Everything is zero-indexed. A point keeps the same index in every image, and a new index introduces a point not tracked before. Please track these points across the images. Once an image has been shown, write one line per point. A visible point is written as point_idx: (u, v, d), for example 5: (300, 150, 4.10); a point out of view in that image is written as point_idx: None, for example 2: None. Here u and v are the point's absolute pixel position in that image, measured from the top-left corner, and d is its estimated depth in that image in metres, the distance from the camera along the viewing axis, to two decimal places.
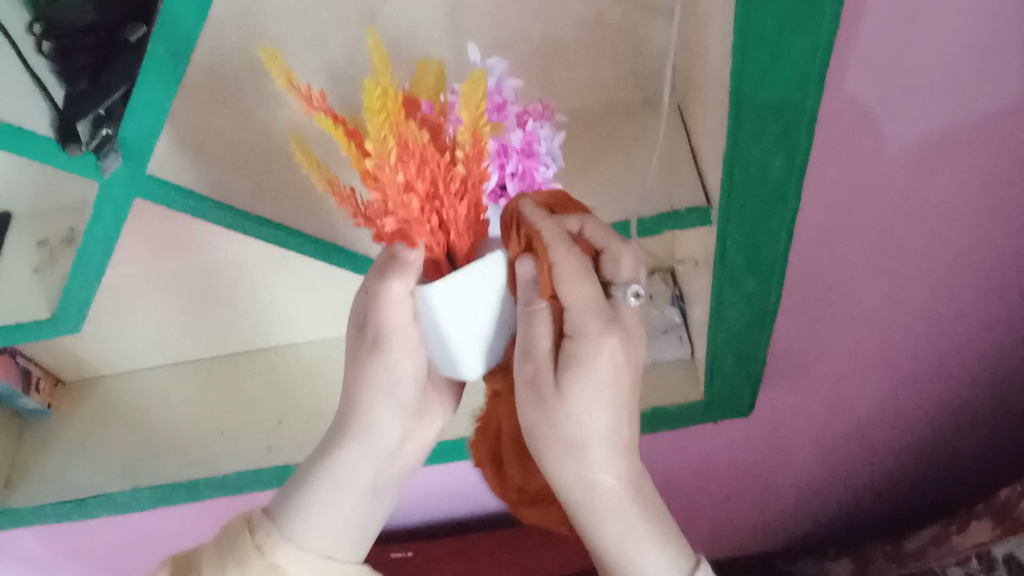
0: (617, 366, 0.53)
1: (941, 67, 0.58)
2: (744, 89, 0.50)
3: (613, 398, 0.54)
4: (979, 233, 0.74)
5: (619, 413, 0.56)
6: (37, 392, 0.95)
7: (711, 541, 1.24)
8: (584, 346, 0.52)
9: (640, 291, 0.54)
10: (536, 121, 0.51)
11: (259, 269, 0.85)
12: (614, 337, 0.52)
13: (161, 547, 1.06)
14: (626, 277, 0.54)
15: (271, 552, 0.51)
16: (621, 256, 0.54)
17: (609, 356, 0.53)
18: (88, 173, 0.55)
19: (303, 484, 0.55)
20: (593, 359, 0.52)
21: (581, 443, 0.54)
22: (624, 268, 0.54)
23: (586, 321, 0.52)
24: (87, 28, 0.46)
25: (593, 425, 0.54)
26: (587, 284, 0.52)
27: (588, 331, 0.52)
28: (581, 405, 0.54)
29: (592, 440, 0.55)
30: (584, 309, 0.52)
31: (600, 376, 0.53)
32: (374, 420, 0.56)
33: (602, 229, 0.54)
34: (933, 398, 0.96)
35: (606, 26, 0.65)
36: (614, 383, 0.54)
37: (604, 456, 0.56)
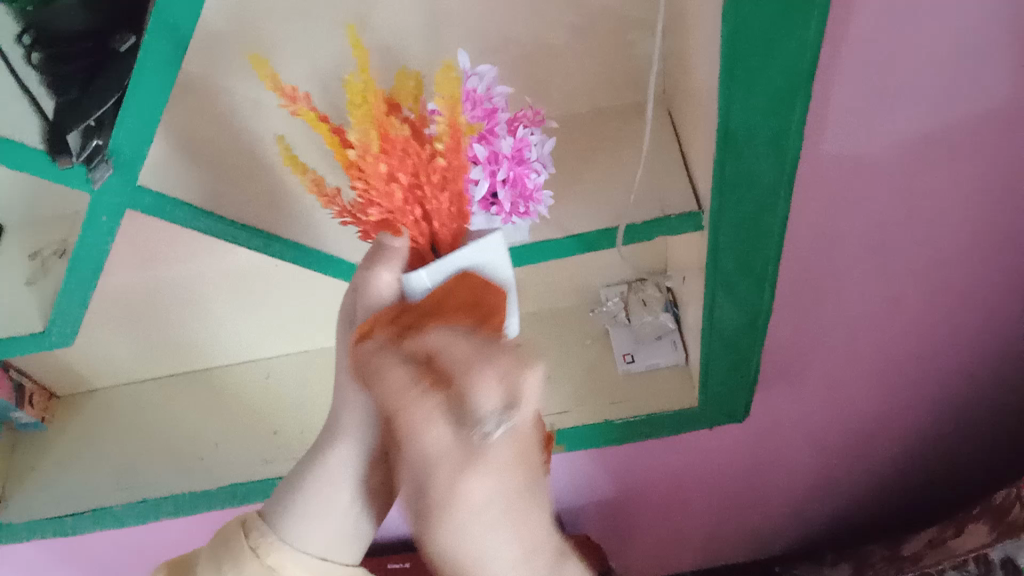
0: (507, 485, 0.37)
1: (929, 69, 0.58)
2: (733, 94, 0.50)
3: (509, 517, 0.38)
4: (971, 234, 0.75)
5: (528, 521, 0.39)
6: (30, 406, 0.94)
7: (708, 546, 1.24)
8: (439, 480, 0.36)
9: (505, 429, 0.36)
10: (525, 129, 0.54)
11: (252, 278, 0.84)
12: (479, 470, 0.36)
13: (156, 558, 1.06)
14: (491, 405, 0.36)
15: (265, 554, 0.53)
16: (473, 384, 0.36)
17: (479, 486, 0.36)
18: (81, 185, 0.54)
19: (296, 485, 0.54)
20: (451, 497, 0.36)
21: (471, 567, 0.38)
22: (483, 394, 0.36)
23: (431, 463, 0.37)
24: (77, 35, 0.47)
25: (485, 547, 0.38)
26: (436, 429, 0.37)
27: (441, 473, 0.36)
28: (463, 530, 0.37)
29: (494, 561, 0.38)
30: (440, 459, 0.36)
31: (475, 512, 0.37)
32: (358, 426, 0.53)
33: (460, 349, 0.39)
34: (928, 401, 0.96)
35: (596, 31, 0.65)
36: (512, 489, 0.37)
37: (514, 572, 0.39)
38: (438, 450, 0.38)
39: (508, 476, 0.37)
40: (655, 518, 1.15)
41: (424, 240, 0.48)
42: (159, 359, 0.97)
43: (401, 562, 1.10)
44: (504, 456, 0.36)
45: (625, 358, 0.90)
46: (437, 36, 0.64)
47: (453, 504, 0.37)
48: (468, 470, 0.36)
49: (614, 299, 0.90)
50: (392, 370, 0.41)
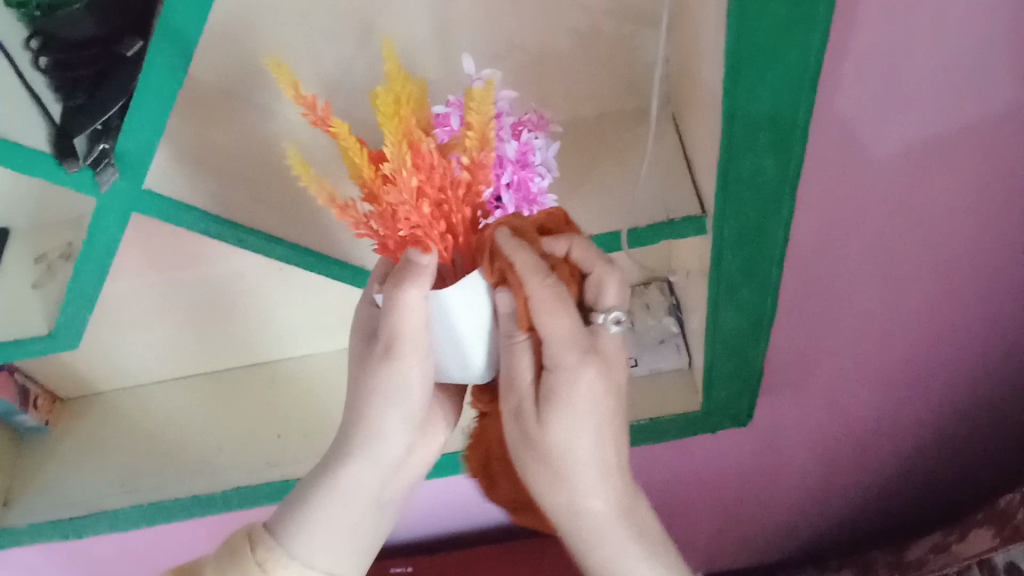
0: (603, 392, 0.53)
1: (933, 73, 0.58)
2: (738, 101, 0.51)
3: (599, 424, 0.53)
4: (974, 239, 0.75)
5: (605, 436, 0.54)
6: (35, 409, 0.94)
7: (712, 551, 1.24)
8: (558, 378, 0.52)
9: (621, 317, 0.53)
10: (531, 133, 0.52)
11: (257, 282, 0.85)
12: (592, 366, 0.52)
13: (159, 561, 1.06)
14: (610, 301, 0.53)
15: (274, 570, 0.50)
16: (603, 281, 0.53)
17: (591, 381, 0.52)
18: (88, 189, 0.54)
19: (307, 499, 0.54)
20: (569, 394, 0.52)
21: (567, 461, 0.53)
22: (608, 292, 0.53)
23: (559, 356, 0.51)
24: (87, 40, 0.48)
25: (581, 445, 0.53)
26: (563, 314, 0.50)
27: (565, 360, 0.51)
28: (568, 422, 0.52)
29: (580, 452, 0.53)
30: (562, 340, 0.50)
31: (581, 408, 0.52)
32: (380, 435, 0.55)
33: (590, 250, 0.52)
34: (932, 406, 0.96)
35: (600, 36, 0.65)
36: (606, 395, 0.53)
37: (593, 474, 0.55)
38: (565, 335, 0.50)
39: (602, 394, 0.53)
40: (659, 523, 1.15)
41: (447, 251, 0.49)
42: (163, 362, 0.97)
43: (404, 567, 1.10)
44: (615, 351, 0.54)
45: (630, 362, 0.90)
46: (441, 41, 0.64)
47: (575, 372, 0.51)
48: (596, 352, 0.52)
49: None
50: (523, 249, 0.49)
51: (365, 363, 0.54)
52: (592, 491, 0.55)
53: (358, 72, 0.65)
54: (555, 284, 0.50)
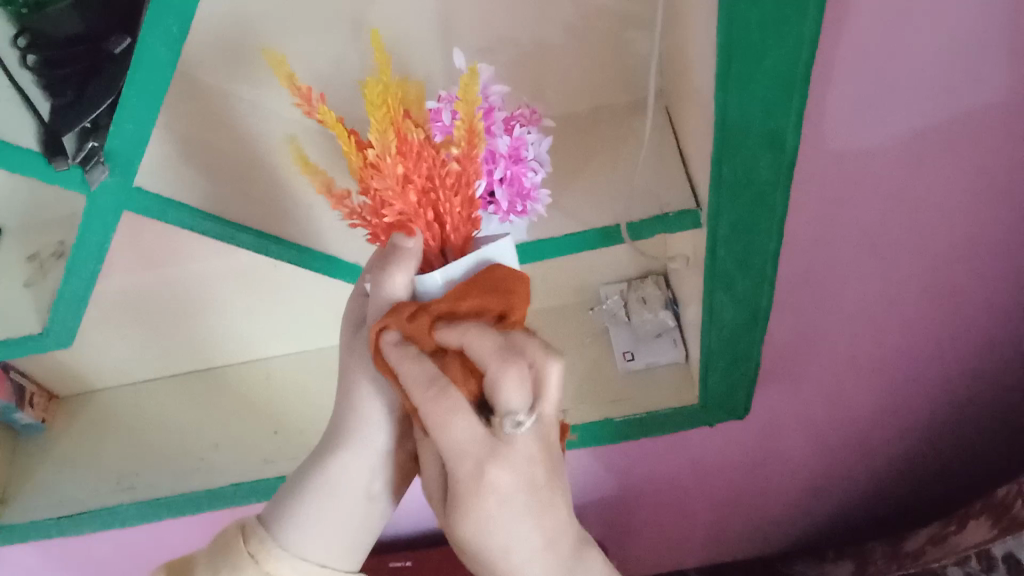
0: (531, 479, 0.43)
1: (928, 62, 0.58)
2: (730, 93, 0.50)
3: (521, 515, 0.43)
4: (970, 230, 0.74)
5: (541, 517, 0.44)
6: (31, 407, 0.94)
7: (711, 543, 1.24)
8: (462, 476, 0.42)
9: (526, 422, 0.40)
10: (522, 128, 0.54)
11: (251, 279, 0.84)
12: (500, 468, 0.41)
13: (158, 558, 1.06)
14: (514, 403, 0.40)
15: (264, 561, 0.52)
16: (501, 380, 0.40)
17: (500, 484, 0.42)
18: (76, 186, 0.53)
19: (298, 488, 0.54)
20: (474, 496, 0.42)
21: (484, 562, 0.45)
22: (510, 391, 0.40)
23: (456, 459, 0.42)
24: (74, 38, 0.49)
25: (507, 531, 0.43)
26: (461, 419, 0.41)
27: (463, 473, 0.42)
28: (484, 521, 0.43)
29: (511, 543, 0.44)
30: (461, 451, 0.42)
31: (497, 509, 0.43)
32: (369, 424, 0.54)
33: (485, 344, 0.41)
34: (929, 396, 0.96)
35: (592, 29, 0.65)
36: (532, 480, 0.43)
37: (528, 560, 0.44)
38: (468, 445, 0.42)
39: (530, 471, 0.43)
40: (657, 515, 1.15)
41: (434, 242, 0.47)
42: (159, 360, 0.97)
43: (403, 561, 1.10)
44: (533, 442, 0.42)
45: (625, 356, 0.90)
46: (429, 34, 0.64)
47: (476, 476, 0.42)
48: (500, 454, 0.41)
49: (614, 297, 0.89)
50: (401, 359, 0.44)
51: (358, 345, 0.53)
52: (525, 566, 0.45)
53: (348, 66, 0.65)
54: (433, 400, 0.42)
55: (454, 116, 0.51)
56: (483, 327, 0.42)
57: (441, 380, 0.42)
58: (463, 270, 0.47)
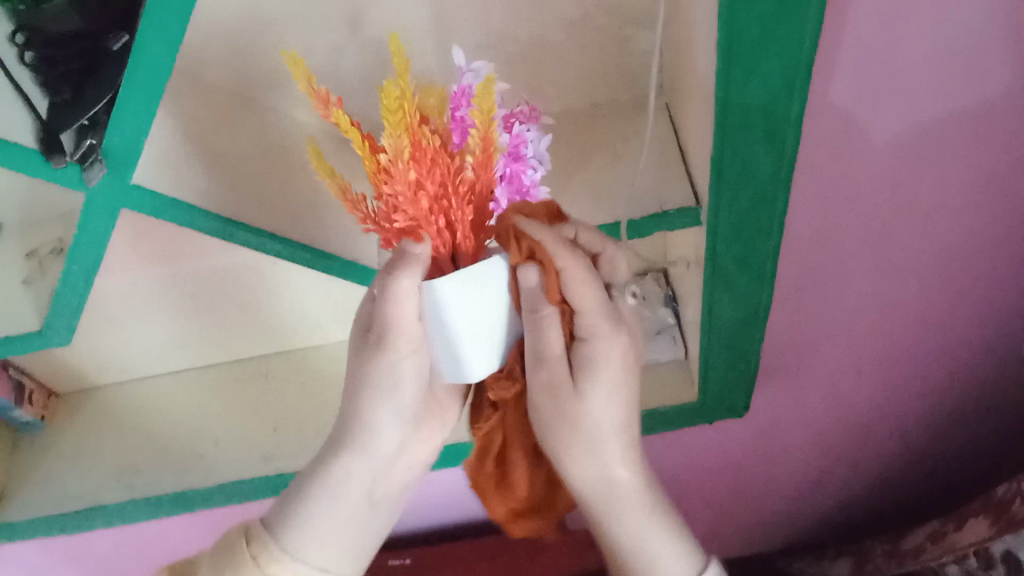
0: (628, 359, 0.59)
1: (930, 59, 0.57)
2: (731, 91, 0.50)
3: (620, 395, 0.61)
4: (970, 228, 0.74)
5: (621, 399, 0.61)
6: (30, 404, 0.94)
7: (710, 541, 1.24)
8: (588, 348, 0.58)
9: (634, 295, 0.62)
10: (522, 125, 0.52)
11: (250, 276, 0.84)
12: (622, 338, 0.58)
13: (157, 555, 1.06)
14: (624, 276, 0.61)
15: (266, 564, 0.52)
16: (612, 259, 0.59)
17: (614, 346, 0.58)
18: (73, 184, 0.53)
19: (301, 494, 0.55)
20: (596, 363, 0.58)
21: (594, 431, 0.60)
22: (620, 270, 0.60)
23: (588, 318, 0.57)
24: (71, 35, 0.48)
25: (603, 408, 0.60)
26: (591, 290, 0.55)
27: (591, 324, 0.57)
28: (599, 374, 0.59)
29: (603, 420, 0.60)
30: (591, 313, 0.56)
31: (605, 372, 0.59)
32: (373, 430, 0.56)
33: (596, 235, 0.58)
34: (928, 394, 0.96)
35: (593, 26, 0.65)
36: (627, 363, 0.59)
37: (613, 445, 0.62)
38: (592, 308, 0.56)
39: (622, 359, 0.59)
40: None
41: (444, 245, 0.49)
42: (159, 357, 0.97)
43: (402, 559, 1.10)
44: (629, 326, 0.59)
45: None
46: (430, 31, 0.64)
47: (603, 343, 0.58)
48: (614, 322, 0.58)
49: None
50: (540, 232, 0.52)
51: (358, 355, 0.54)
52: (612, 456, 0.62)
53: (348, 62, 0.65)
54: (579, 261, 0.54)
55: (463, 112, 0.47)
56: (584, 226, 0.58)
57: (574, 253, 0.54)
58: None
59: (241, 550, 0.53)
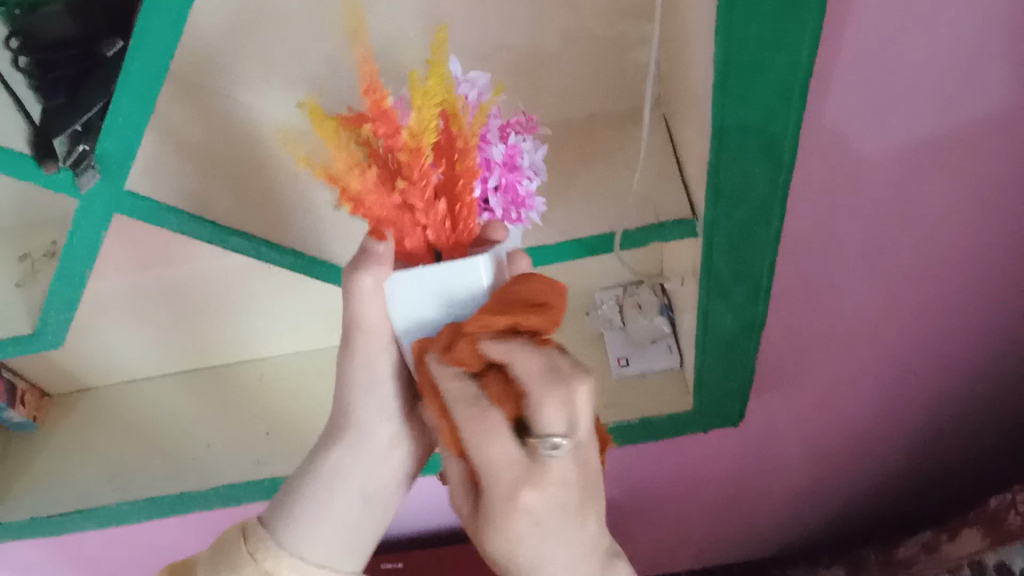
0: (574, 495, 0.42)
1: (928, 74, 0.58)
2: (727, 107, 0.50)
3: (558, 533, 0.42)
4: (967, 241, 0.74)
5: (580, 530, 0.43)
6: (22, 406, 0.93)
7: (702, 548, 1.24)
8: (498, 493, 0.42)
9: (563, 443, 0.40)
10: (517, 134, 0.53)
11: (245, 280, 0.84)
12: (532, 489, 0.41)
13: (149, 557, 1.06)
14: (551, 427, 0.41)
15: (264, 560, 0.52)
16: (539, 403, 0.40)
17: (533, 506, 0.41)
18: (66, 189, 0.53)
19: (296, 493, 0.56)
20: (507, 510, 0.42)
21: (520, 568, 0.44)
22: (546, 412, 0.40)
23: (493, 476, 0.42)
24: (64, 40, 0.46)
25: (534, 553, 0.43)
26: (502, 442, 0.41)
27: (496, 486, 0.42)
28: (519, 541, 0.42)
29: (542, 563, 0.43)
30: (495, 470, 0.41)
31: (530, 524, 0.42)
32: (366, 424, 0.58)
33: (532, 364, 0.41)
34: (925, 406, 0.96)
35: (593, 36, 0.65)
36: (564, 506, 0.42)
37: (566, 574, 0.44)
38: (505, 460, 0.41)
39: (565, 492, 0.42)
40: (651, 521, 1.15)
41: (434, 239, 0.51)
42: (154, 359, 0.97)
43: (395, 564, 1.10)
44: (567, 466, 0.42)
45: (619, 362, 0.89)
46: (430, 40, 0.64)
47: (511, 493, 0.41)
48: (535, 476, 0.41)
49: (609, 302, 0.88)
50: (450, 379, 0.44)
51: (340, 368, 0.58)
52: None
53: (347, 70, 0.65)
54: (471, 418, 0.42)
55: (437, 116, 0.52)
56: (523, 345, 0.42)
57: (479, 398, 0.43)
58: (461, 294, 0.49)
59: (237, 548, 0.53)
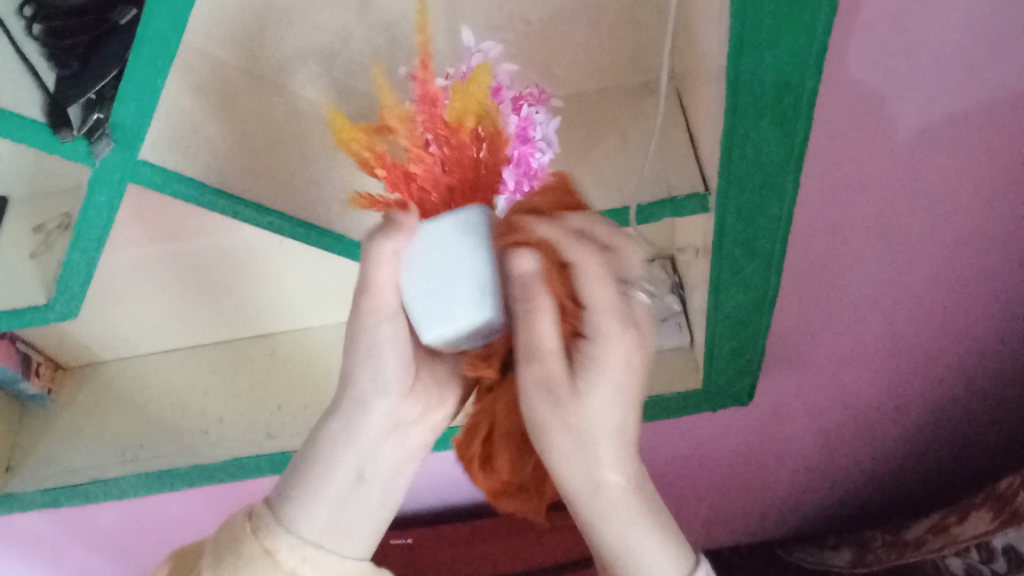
0: (638, 362, 0.53)
1: (947, 45, 0.57)
2: (742, 77, 0.49)
3: (622, 395, 0.53)
4: (981, 220, 0.74)
5: (634, 403, 0.54)
6: (37, 377, 0.95)
7: (711, 528, 1.24)
8: (591, 343, 0.52)
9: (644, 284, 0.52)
10: (531, 107, 0.56)
11: (257, 254, 0.84)
12: (626, 329, 0.51)
13: (162, 530, 1.07)
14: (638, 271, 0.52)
15: (263, 538, 0.52)
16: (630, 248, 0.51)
17: (615, 358, 0.52)
18: (80, 159, 0.53)
19: (298, 474, 0.56)
20: (603, 351, 0.51)
21: (593, 429, 0.53)
22: (633, 262, 0.51)
23: (593, 314, 0.51)
24: (76, 8, 0.48)
25: (603, 419, 0.53)
26: (605, 286, 0.50)
27: (596, 327, 0.51)
28: (598, 390, 0.52)
29: (605, 428, 0.53)
30: (598, 309, 0.51)
31: (610, 374, 0.52)
32: (363, 405, 0.57)
33: (606, 226, 0.51)
34: (935, 387, 0.96)
35: (606, 7, 0.64)
36: (629, 370, 0.52)
37: (616, 447, 0.54)
38: (604, 303, 0.50)
39: (641, 342, 0.52)
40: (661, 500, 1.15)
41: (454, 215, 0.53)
42: (166, 333, 0.97)
43: (404, 539, 1.11)
44: (642, 313, 0.53)
45: None
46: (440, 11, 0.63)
47: (608, 332, 0.51)
48: (630, 320, 0.52)
49: None
50: (539, 237, 0.49)
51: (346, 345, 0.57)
52: (615, 451, 0.54)
53: (357, 43, 0.64)
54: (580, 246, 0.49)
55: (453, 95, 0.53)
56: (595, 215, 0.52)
57: (575, 246, 0.50)
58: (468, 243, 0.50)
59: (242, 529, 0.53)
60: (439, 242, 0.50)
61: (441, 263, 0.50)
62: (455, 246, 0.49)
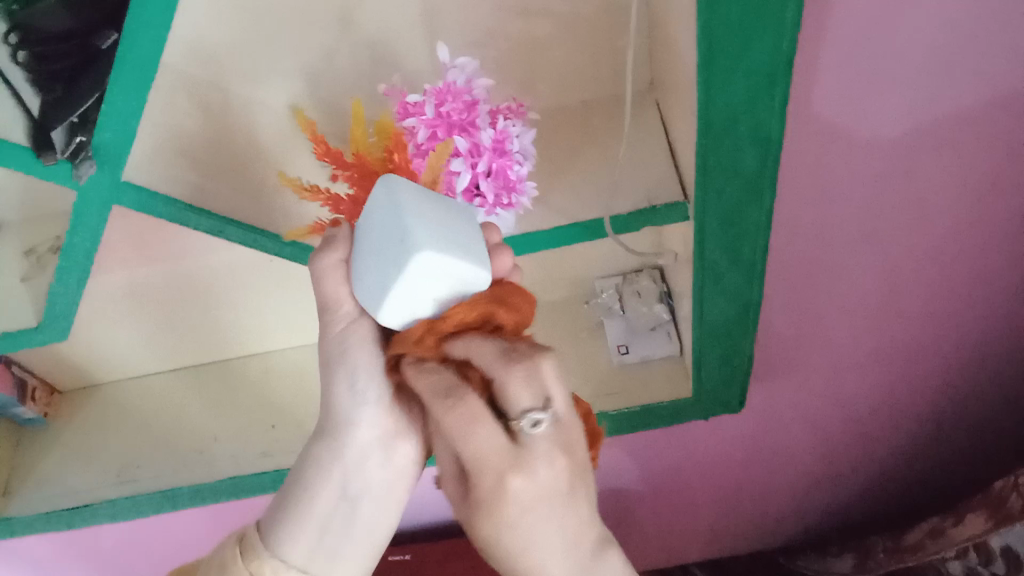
0: (559, 480, 0.45)
1: (915, 47, 0.58)
2: (713, 88, 0.50)
3: (546, 519, 0.45)
4: (962, 222, 0.74)
5: (564, 517, 0.46)
6: (32, 401, 0.95)
7: (711, 537, 1.24)
8: (486, 486, 0.44)
9: (538, 417, 0.43)
10: (508, 121, 0.58)
11: (246, 271, 0.84)
12: (517, 473, 0.44)
13: (160, 552, 1.07)
14: (523, 404, 0.44)
15: (251, 564, 0.55)
16: (507, 384, 0.44)
17: (521, 492, 0.44)
18: (65, 181, 0.54)
19: (288, 498, 0.57)
20: (499, 499, 0.44)
21: (519, 554, 0.45)
22: (515, 396, 0.44)
23: (480, 465, 0.44)
24: (61, 35, 0.47)
25: (536, 542, 0.45)
26: (483, 429, 0.44)
27: (489, 468, 0.44)
28: (509, 526, 0.45)
29: (539, 554, 0.45)
30: (484, 457, 0.44)
31: (518, 515, 0.45)
32: (346, 422, 0.57)
33: (486, 353, 0.45)
34: (927, 389, 0.96)
35: (581, 20, 0.65)
36: (549, 494, 0.45)
37: (559, 558, 0.46)
38: (491, 449, 0.44)
39: (554, 474, 0.45)
40: (659, 510, 1.15)
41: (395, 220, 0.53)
42: (159, 355, 0.98)
43: (403, 555, 1.11)
44: (551, 443, 0.44)
45: (619, 349, 0.90)
46: (420, 27, 0.65)
47: (499, 482, 0.44)
48: (524, 461, 0.44)
49: (609, 290, 0.89)
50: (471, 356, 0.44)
51: (323, 357, 0.58)
52: (557, 558, 0.46)
53: (340, 60, 0.66)
54: (448, 410, 0.44)
55: (437, 108, 0.54)
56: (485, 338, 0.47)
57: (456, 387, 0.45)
58: (384, 199, 0.47)
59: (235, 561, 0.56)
60: (368, 206, 0.48)
61: (375, 233, 0.48)
62: (381, 206, 0.47)
